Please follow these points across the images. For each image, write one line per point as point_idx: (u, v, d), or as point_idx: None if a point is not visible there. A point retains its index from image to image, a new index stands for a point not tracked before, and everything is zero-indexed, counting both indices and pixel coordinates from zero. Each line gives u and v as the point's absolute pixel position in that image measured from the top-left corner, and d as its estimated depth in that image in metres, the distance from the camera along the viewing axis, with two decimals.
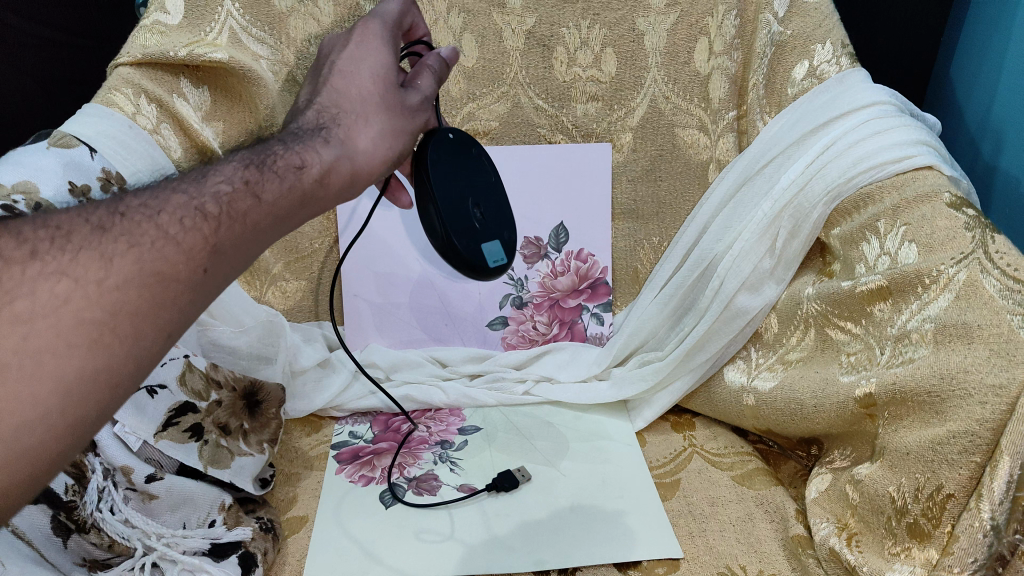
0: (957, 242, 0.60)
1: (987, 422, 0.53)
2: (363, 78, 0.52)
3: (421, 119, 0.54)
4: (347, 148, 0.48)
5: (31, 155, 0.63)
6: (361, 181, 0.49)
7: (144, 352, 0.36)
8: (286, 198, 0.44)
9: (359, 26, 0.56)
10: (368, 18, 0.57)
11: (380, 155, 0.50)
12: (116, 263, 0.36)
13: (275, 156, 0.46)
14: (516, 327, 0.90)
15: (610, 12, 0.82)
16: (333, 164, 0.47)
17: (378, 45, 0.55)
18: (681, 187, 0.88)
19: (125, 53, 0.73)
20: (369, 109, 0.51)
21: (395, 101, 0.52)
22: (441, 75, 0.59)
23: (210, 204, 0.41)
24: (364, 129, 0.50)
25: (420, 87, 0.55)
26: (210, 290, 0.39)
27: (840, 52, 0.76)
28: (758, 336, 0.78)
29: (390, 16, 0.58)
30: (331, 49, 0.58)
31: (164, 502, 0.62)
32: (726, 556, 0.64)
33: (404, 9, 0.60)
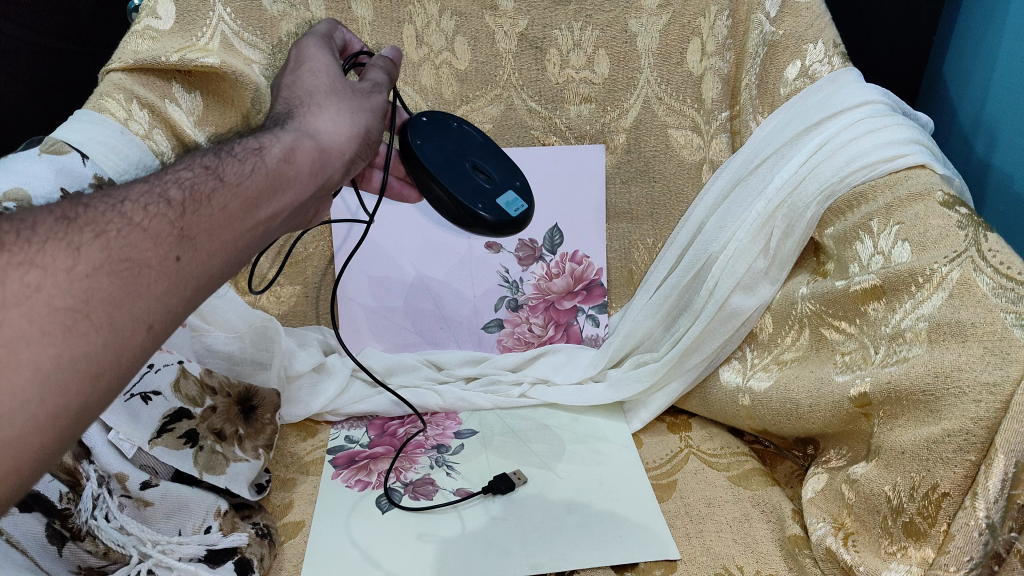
0: (950, 240, 0.60)
1: (981, 420, 0.53)
2: (308, 78, 0.53)
3: (376, 98, 0.55)
4: (306, 129, 0.48)
5: (22, 161, 0.63)
6: (332, 159, 0.49)
7: (123, 342, 0.35)
8: (253, 181, 0.43)
9: (293, 48, 0.58)
10: (302, 38, 0.59)
11: (343, 133, 0.50)
12: (84, 251, 0.35)
13: (233, 148, 0.46)
14: (512, 330, 0.90)
15: (602, 14, 0.82)
16: (293, 144, 0.46)
17: (316, 53, 0.56)
18: (675, 187, 0.88)
19: (116, 59, 0.73)
20: (321, 99, 0.51)
21: (344, 86, 0.53)
22: (391, 70, 0.60)
23: (173, 191, 0.41)
24: (322, 113, 0.50)
25: (370, 78, 0.57)
26: (185, 274, 0.38)
27: (832, 52, 0.77)
28: (752, 336, 0.78)
29: (321, 33, 0.61)
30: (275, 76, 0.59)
31: (159, 509, 0.62)
32: (723, 557, 0.64)
33: (331, 29, 0.63)
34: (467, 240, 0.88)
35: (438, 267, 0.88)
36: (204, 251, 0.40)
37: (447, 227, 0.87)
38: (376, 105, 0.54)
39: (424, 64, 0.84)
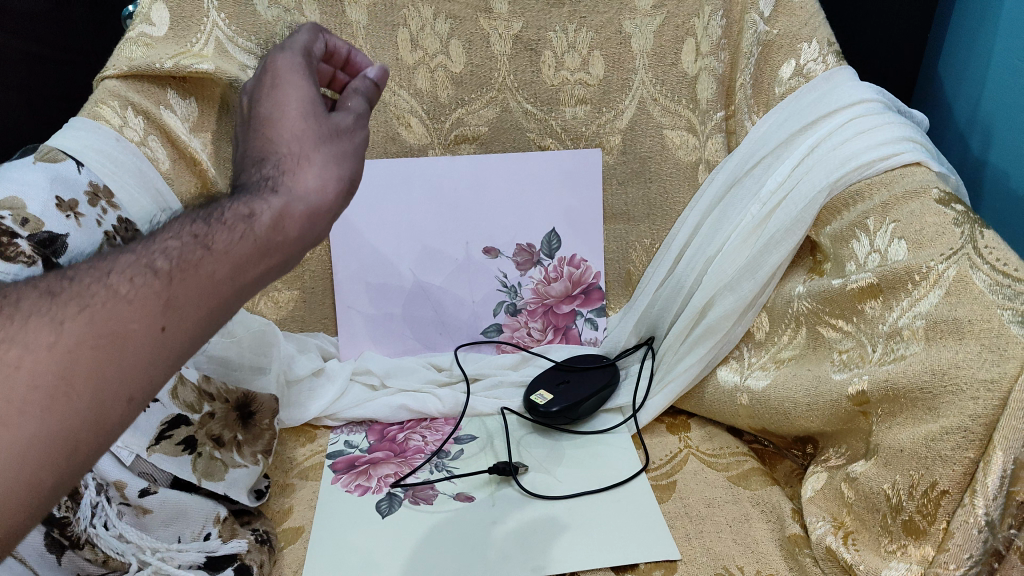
0: (946, 238, 0.60)
1: (979, 417, 0.52)
2: (286, 109, 0.51)
3: (357, 136, 0.53)
4: (297, 190, 0.46)
5: (17, 170, 0.62)
6: (321, 220, 0.47)
7: (104, 414, 0.36)
8: (238, 249, 0.43)
9: (270, 67, 0.55)
10: (275, 58, 0.56)
11: (332, 191, 0.48)
12: (67, 325, 0.36)
13: (224, 211, 0.45)
14: (510, 334, 0.90)
15: (597, 15, 0.82)
16: (283, 209, 0.45)
17: (299, 81, 0.54)
18: (671, 188, 0.88)
19: (111, 66, 0.74)
20: (309, 147, 0.49)
21: (327, 129, 0.51)
22: (369, 96, 0.59)
23: (160, 261, 0.41)
24: (308, 167, 0.48)
25: (350, 107, 0.55)
26: (173, 344, 0.39)
27: (826, 51, 0.77)
28: (749, 335, 0.79)
29: (301, 51, 0.58)
30: (248, 91, 0.55)
31: (158, 516, 0.61)
32: (724, 557, 0.64)
33: (314, 41, 0.61)
34: (464, 245, 0.88)
35: (436, 273, 0.88)
36: (191, 320, 0.40)
37: (444, 232, 0.87)
38: (358, 145, 0.53)
39: (419, 67, 0.83)
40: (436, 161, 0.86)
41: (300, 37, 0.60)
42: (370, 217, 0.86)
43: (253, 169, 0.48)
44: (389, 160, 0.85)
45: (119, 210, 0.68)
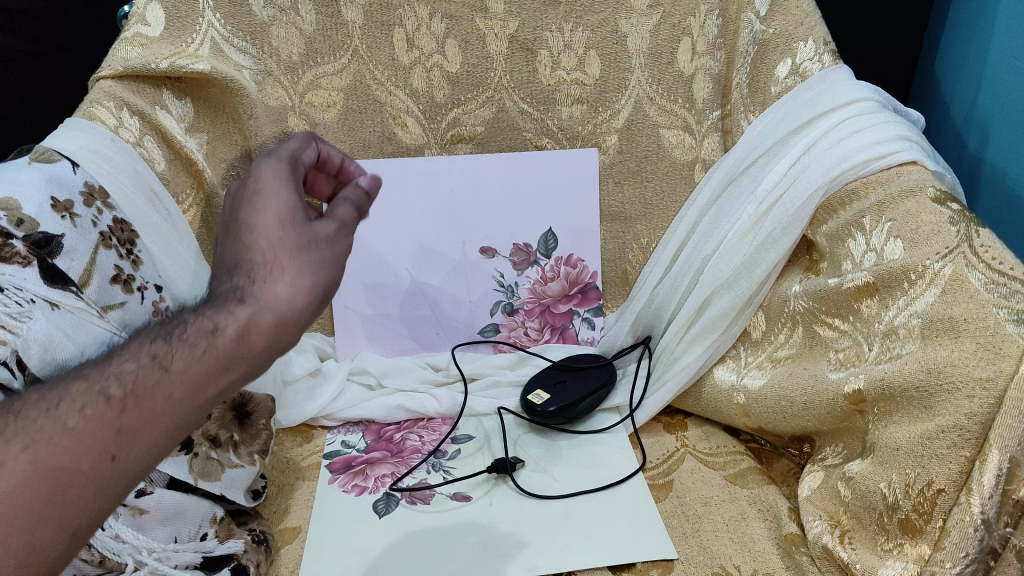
0: (942, 236, 0.60)
1: (975, 416, 0.53)
2: (263, 216, 0.44)
3: (342, 245, 0.45)
4: (265, 301, 0.41)
5: (12, 170, 0.62)
6: (294, 331, 0.42)
7: (42, 556, 0.35)
8: (197, 369, 0.40)
9: (253, 165, 0.48)
10: (260, 157, 0.49)
11: (304, 303, 0.42)
12: (7, 467, 0.35)
13: (189, 323, 0.41)
14: (507, 333, 0.90)
15: (593, 14, 0.82)
16: (250, 320, 0.40)
17: (279, 185, 0.46)
18: (668, 187, 0.88)
19: (106, 67, 0.74)
20: (284, 256, 0.42)
21: (305, 237, 0.43)
22: (362, 205, 0.51)
23: (113, 387, 0.39)
24: (279, 279, 0.42)
25: (338, 213, 0.47)
26: (122, 473, 0.38)
27: (822, 50, 0.77)
28: (746, 335, 0.79)
29: (290, 154, 0.51)
30: (228, 191, 0.48)
31: (155, 517, 0.59)
32: (721, 556, 0.64)
33: (306, 146, 0.54)
34: (461, 245, 0.88)
35: (433, 273, 0.88)
36: (146, 445, 0.39)
37: (441, 232, 0.87)
38: (342, 254, 0.45)
39: (416, 67, 0.83)
40: (432, 161, 0.86)
41: (290, 142, 0.53)
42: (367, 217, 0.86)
43: (222, 279, 0.43)
44: (385, 160, 0.86)
45: (115, 210, 0.68)
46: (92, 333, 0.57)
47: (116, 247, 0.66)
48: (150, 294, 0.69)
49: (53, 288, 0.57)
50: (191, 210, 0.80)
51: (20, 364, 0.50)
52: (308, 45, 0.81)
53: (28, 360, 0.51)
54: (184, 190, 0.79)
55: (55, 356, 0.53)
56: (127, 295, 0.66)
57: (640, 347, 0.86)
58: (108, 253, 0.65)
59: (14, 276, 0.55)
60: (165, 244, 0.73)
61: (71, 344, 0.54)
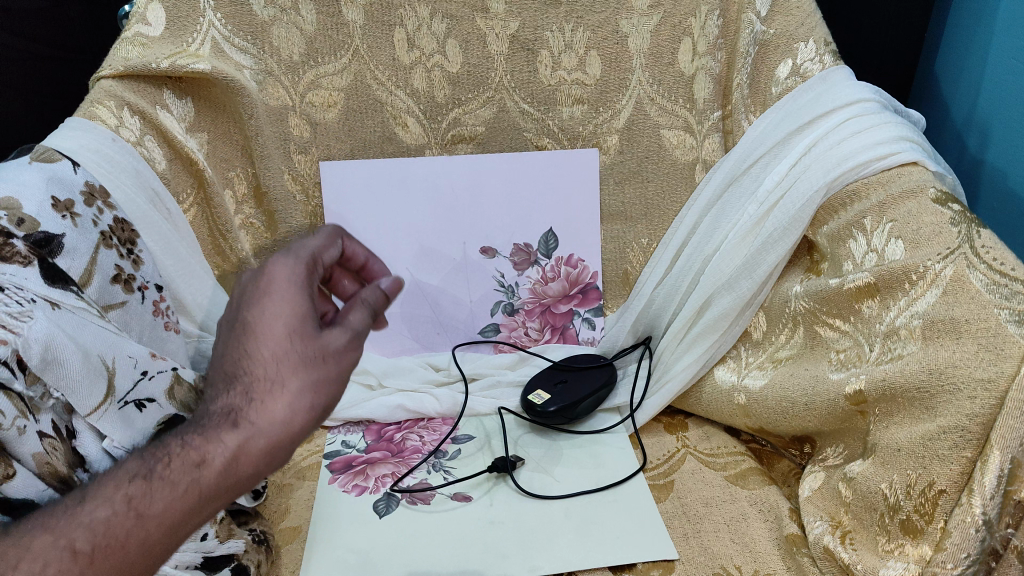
0: (943, 237, 0.60)
1: (977, 416, 0.52)
2: (272, 325, 0.46)
3: (348, 358, 0.47)
4: (259, 425, 0.44)
5: (12, 170, 0.62)
6: (281, 454, 0.45)
7: None
8: (175, 510, 0.42)
9: (268, 265, 0.50)
10: (277, 257, 0.51)
11: (301, 420, 0.45)
12: None
13: (172, 455, 0.44)
14: (508, 334, 0.90)
15: (594, 15, 0.82)
16: (239, 447, 0.43)
17: (292, 292, 0.48)
18: (668, 187, 0.88)
19: (107, 66, 0.74)
20: (287, 371, 0.45)
21: (311, 351, 0.46)
22: (380, 306, 0.52)
23: (81, 538, 0.40)
24: (279, 396, 0.44)
25: (350, 321, 0.49)
26: None
27: (823, 51, 0.77)
28: (747, 335, 0.79)
29: (309, 254, 0.53)
30: (241, 281, 0.50)
31: None
32: (722, 557, 0.64)
33: (328, 244, 0.55)
34: (461, 245, 0.88)
35: (433, 273, 0.88)
36: None
37: (441, 232, 0.87)
38: (345, 370, 0.47)
39: (416, 67, 0.83)
40: (433, 161, 0.86)
41: (311, 240, 0.55)
42: (367, 218, 0.86)
43: (221, 387, 0.45)
44: (386, 160, 0.86)
45: (116, 210, 0.68)
46: (93, 332, 0.57)
47: (117, 247, 0.66)
48: (150, 294, 0.69)
49: (55, 288, 0.56)
50: (191, 209, 0.81)
51: (20, 364, 0.51)
52: (308, 45, 0.81)
53: (28, 360, 0.51)
54: (184, 190, 0.79)
55: (56, 356, 0.53)
56: (128, 295, 0.66)
57: (640, 348, 0.86)
58: (109, 253, 0.65)
59: (15, 275, 0.54)
60: (165, 244, 0.73)
61: (72, 343, 0.54)
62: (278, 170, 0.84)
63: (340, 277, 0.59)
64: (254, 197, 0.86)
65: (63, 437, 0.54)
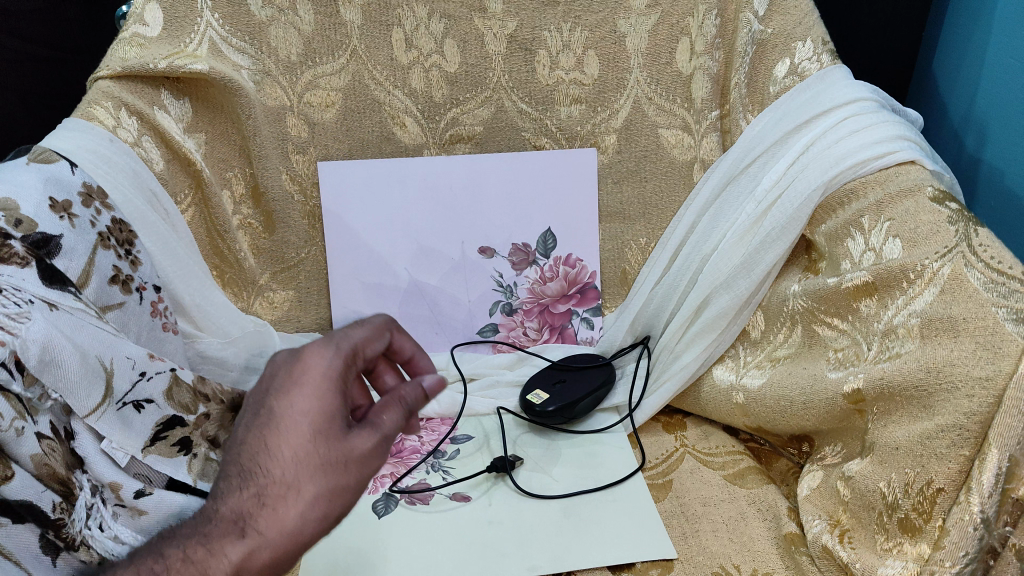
0: (941, 236, 0.60)
1: (975, 415, 0.52)
2: (296, 427, 0.44)
3: (369, 466, 0.45)
4: (267, 537, 0.43)
5: (9, 170, 0.62)
6: (286, 564, 0.44)
7: None
8: None
9: (304, 353, 0.47)
10: (315, 342, 0.48)
11: (311, 528, 0.44)
12: None
13: (170, 567, 0.42)
14: (506, 333, 0.90)
15: (591, 14, 0.82)
16: (243, 560, 0.42)
17: (324, 389, 0.45)
18: (667, 187, 0.88)
19: (104, 67, 0.74)
20: (304, 475, 0.43)
21: (332, 458, 0.44)
22: (417, 405, 0.49)
23: None
24: (293, 504, 0.43)
25: (381, 426, 0.46)
26: None
27: (821, 49, 0.77)
28: (745, 334, 0.79)
29: (351, 345, 0.49)
30: (275, 362, 0.48)
31: (153, 518, 0.56)
32: (720, 556, 0.64)
33: (372, 335, 0.52)
34: (459, 245, 0.88)
35: (432, 273, 0.88)
36: None
37: (439, 232, 0.87)
38: (366, 476, 0.45)
39: (414, 67, 0.83)
40: (431, 161, 0.86)
41: (355, 332, 0.51)
42: (366, 218, 0.86)
43: (234, 486, 0.44)
44: (384, 160, 0.86)
45: (113, 210, 0.67)
46: (91, 333, 0.58)
47: (115, 248, 0.66)
48: (148, 294, 0.69)
49: (53, 289, 0.57)
50: (190, 210, 0.80)
51: (19, 366, 0.51)
52: (306, 45, 0.81)
53: (27, 360, 0.51)
54: (182, 190, 0.79)
55: (55, 356, 0.53)
56: (127, 296, 0.66)
57: (639, 347, 0.86)
58: (107, 253, 0.65)
59: (13, 276, 0.54)
60: (164, 244, 0.73)
61: (70, 344, 0.55)
62: (276, 170, 0.83)
63: (383, 370, 0.54)
64: (252, 197, 0.85)
65: (61, 438, 0.54)
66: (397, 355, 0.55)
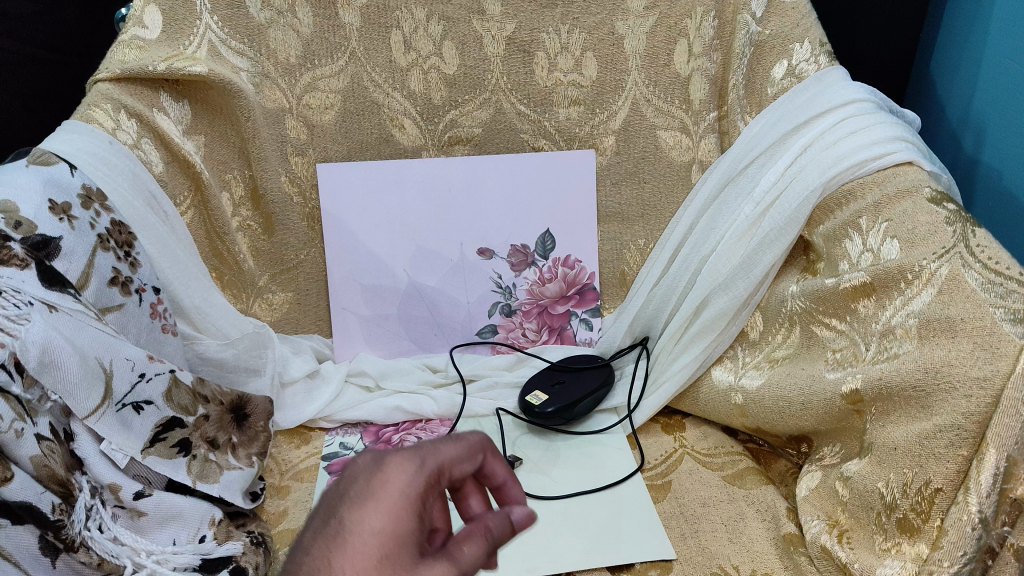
0: (938, 237, 0.60)
1: (973, 415, 0.53)
2: (360, 553, 0.34)
3: None
4: None
5: (9, 173, 0.62)
6: None
7: None
8: None
9: (385, 462, 0.37)
10: (402, 448, 0.38)
11: None
12: None
13: None
14: (506, 335, 0.90)
15: (589, 16, 0.83)
16: None
17: (399, 514, 0.35)
18: (665, 188, 0.89)
19: (103, 69, 0.74)
20: None
21: None
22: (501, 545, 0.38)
23: None
24: None
25: (459, 560, 0.35)
26: None
27: (818, 51, 0.77)
28: (744, 336, 0.79)
29: (438, 462, 0.38)
30: (354, 464, 0.38)
31: (153, 519, 0.58)
32: (720, 556, 0.64)
33: (462, 455, 0.40)
34: (458, 246, 0.88)
35: (431, 274, 0.88)
36: None
37: (438, 234, 0.87)
38: None
39: (413, 69, 0.83)
40: (429, 163, 0.86)
41: (445, 449, 0.39)
42: (365, 220, 0.86)
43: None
44: (383, 162, 0.86)
45: (113, 212, 0.68)
46: (91, 334, 0.58)
47: (115, 250, 0.66)
48: (148, 296, 0.69)
49: (52, 291, 0.56)
50: (189, 212, 0.81)
51: (19, 367, 0.51)
52: (305, 47, 0.81)
53: (26, 362, 0.52)
54: (181, 192, 0.79)
55: (55, 358, 0.53)
56: (126, 297, 0.66)
57: (638, 348, 0.87)
58: (106, 255, 0.65)
59: (13, 277, 0.54)
60: (163, 246, 0.73)
61: (70, 346, 0.55)
62: (275, 172, 0.84)
63: (469, 492, 0.43)
64: (251, 199, 0.85)
65: (61, 439, 0.54)
66: (486, 478, 0.43)
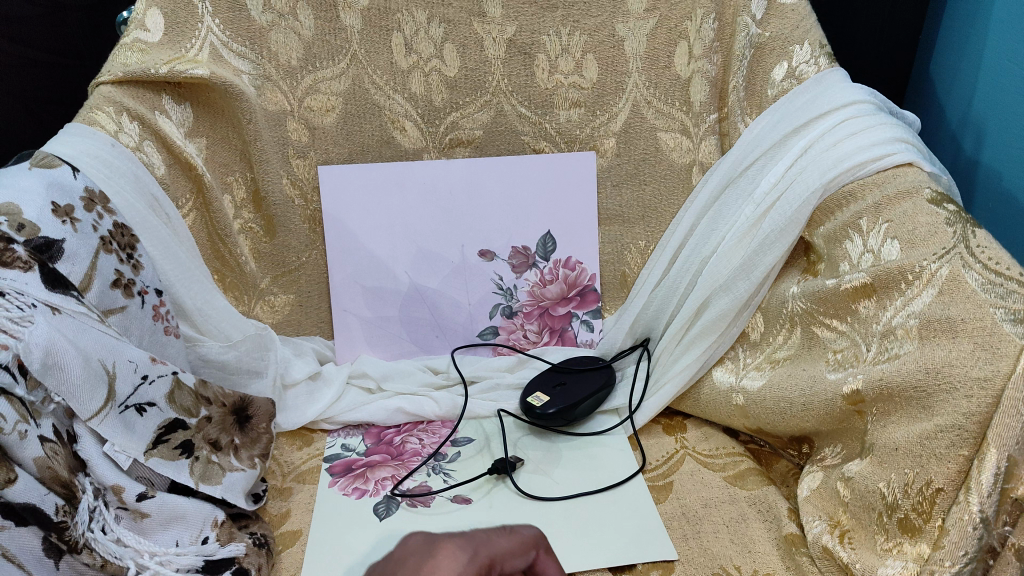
0: (938, 238, 0.60)
1: (973, 415, 0.53)
2: None
3: None
4: None
5: (12, 175, 0.62)
6: None
7: None
8: None
9: (441, 547, 0.44)
10: (456, 541, 0.45)
11: None
12: None
13: None
14: (507, 336, 0.91)
15: (590, 19, 0.83)
16: None
17: None
18: (665, 190, 0.89)
19: (105, 72, 0.74)
20: None
21: None
22: None
23: None
24: None
25: None
26: None
27: (818, 53, 0.77)
28: (744, 337, 0.79)
29: (489, 554, 0.44)
30: (409, 543, 0.47)
31: (156, 520, 0.58)
32: (721, 557, 0.64)
33: (513, 549, 0.46)
34: (459, 248, 0.88)
35: (432, 276, 0.88)
36: None
37: (439, 236, 0.88)
38: None
39: (413, 72, 0.84)
40: (430, 165, 0.86)
41: (501, 542, 0.46)
42: (367, 221, 0.87)
43: None
44: (384, 164, 0.86)
45: (115, 215, 0.68)
46: (94, 337, 0.58)
47: (117, 252, 0.66)
48: (150, 298, 0.69)
49: (55, 292, 0.56)
50: (190, 214, 0.81)
51: (22, 369, 0.52)
52: (306, 50, 0.82)
53: (28, 364, 0.52)
54: (183, 195, 0.80)
55: (57, 360, 0.53)
56: (129, 299, 0.66)
57: (639, 349, 0.87)
58: (108, 257, 0.65)
59: (15, 280, 0.54)
60: (164, 249, 0.73)
61: (72, 348, 0.55)
62: (276, 174, 0.84)
63: None
64: (253, 202, 0.86)
65: (64, 441, 0.54)
66: None
